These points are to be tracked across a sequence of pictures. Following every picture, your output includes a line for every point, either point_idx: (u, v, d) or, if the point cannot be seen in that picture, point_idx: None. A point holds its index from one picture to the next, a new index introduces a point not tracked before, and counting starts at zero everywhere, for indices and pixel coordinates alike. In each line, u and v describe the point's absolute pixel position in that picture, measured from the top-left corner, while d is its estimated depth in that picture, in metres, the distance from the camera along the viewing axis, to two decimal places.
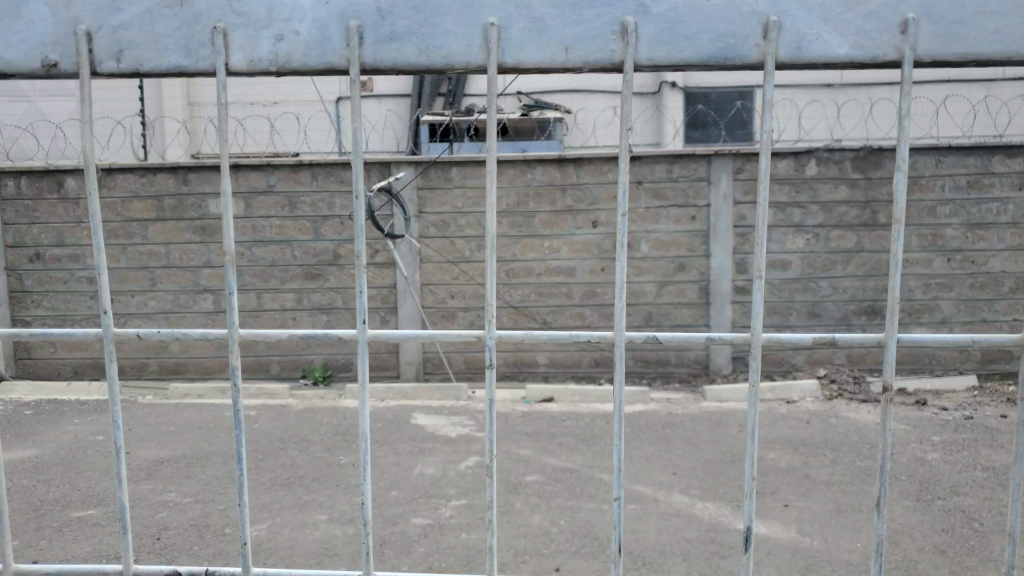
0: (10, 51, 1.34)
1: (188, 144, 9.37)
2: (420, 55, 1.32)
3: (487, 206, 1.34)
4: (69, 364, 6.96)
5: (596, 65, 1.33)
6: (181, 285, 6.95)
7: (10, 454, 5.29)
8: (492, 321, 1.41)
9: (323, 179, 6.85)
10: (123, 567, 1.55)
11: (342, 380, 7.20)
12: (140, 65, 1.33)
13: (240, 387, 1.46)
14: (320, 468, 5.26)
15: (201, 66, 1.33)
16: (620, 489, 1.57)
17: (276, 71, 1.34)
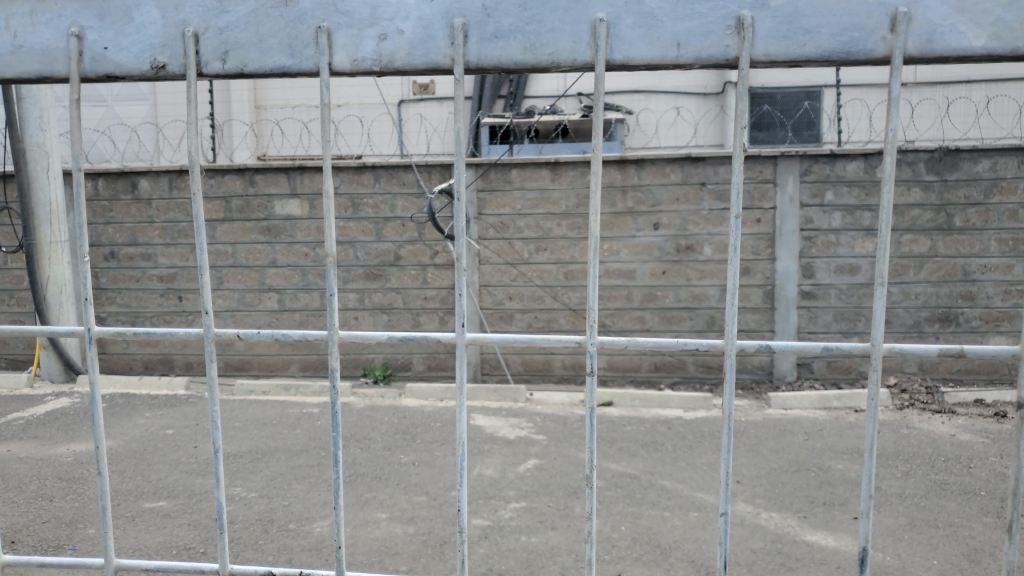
0: (119, 54, 1.36)
1: (255, 146, 9.62)
2: (526, 53, 1.32)
3: (593, 210, 1.34)
4: (140, 360, 7.24)
5: (709, 62, 1.30)
6: (247, 284, 7.12)
7: (87, 445, 5.48)
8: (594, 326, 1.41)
9: (385, 181, 6.92)
10: (219, 566, 1.58)
11: (401, 380, 7.28)
12: (245, 66, 1.34)
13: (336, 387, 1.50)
14: (381, 466, 5.31)
15: (306, 66, 1.34)
16: (727, 504, 1.55)
17: (379, 71, 1.34)
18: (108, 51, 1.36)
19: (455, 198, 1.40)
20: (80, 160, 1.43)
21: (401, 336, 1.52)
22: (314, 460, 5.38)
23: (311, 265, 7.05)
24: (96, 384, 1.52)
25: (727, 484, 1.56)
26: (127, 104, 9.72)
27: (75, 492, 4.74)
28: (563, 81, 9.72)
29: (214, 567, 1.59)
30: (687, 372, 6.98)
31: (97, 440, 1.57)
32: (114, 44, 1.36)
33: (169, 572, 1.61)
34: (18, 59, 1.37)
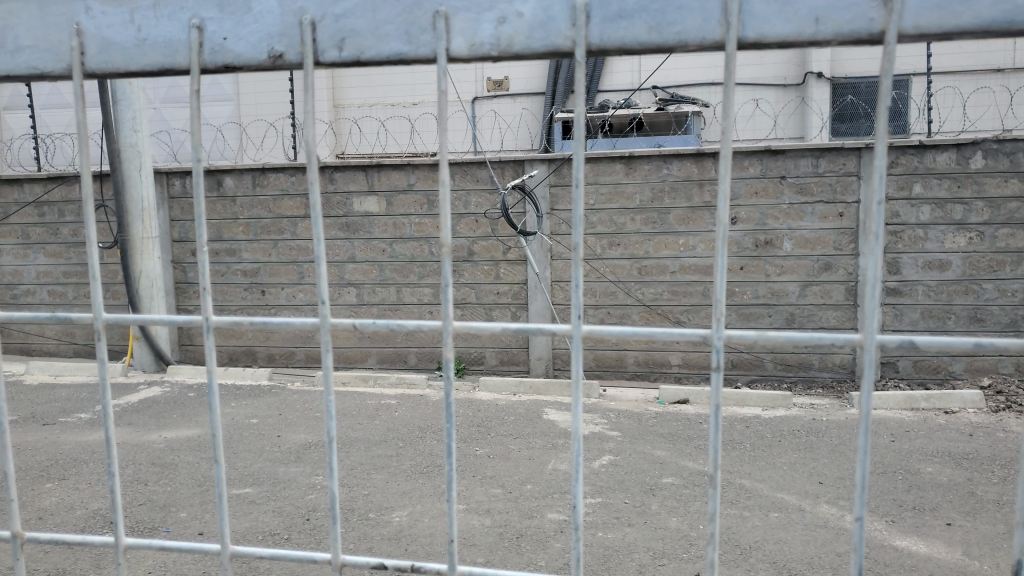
0: (237, 44, 1.41)
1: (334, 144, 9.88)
2: (652, 32, 1.30)
3: (721, 195, 1.23)
4: (225, 351, 7.53)
5: (850, 37, 1.26)
6: (326, 279, 7.30)
7: (178, 432, 5.72)
8: (719, 319, 1.36)
9: (460, 177, 6.99)
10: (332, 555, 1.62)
11: (474, 374, 7.36)
12: (361, 53, 1.37)
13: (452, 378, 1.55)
14: (457, 459, 5.37)
15: (422, 52, 1.36)
16: (863, 510, 1.46)
17: (497, 55, 1.34)
18: (228, 42, 1.41)
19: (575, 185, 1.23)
20: (201, 151, 1.49)
21: (515, 327, 1.48)
22: (392, 451, 5.48)
23: (388, 260, 7.19)
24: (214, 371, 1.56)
25: (863, 489, 1.46)
26: (213, 105, 10.12)
27: (168, 476, 4.94)
28: (637, 75, 9.63)
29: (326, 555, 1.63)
30: (765, 370, 6.83)
31: (214, 425, 1.61)
32: (232, 34, 1.41)
33: (282, 559, 1.67)
34: (141, 52, 1.44)
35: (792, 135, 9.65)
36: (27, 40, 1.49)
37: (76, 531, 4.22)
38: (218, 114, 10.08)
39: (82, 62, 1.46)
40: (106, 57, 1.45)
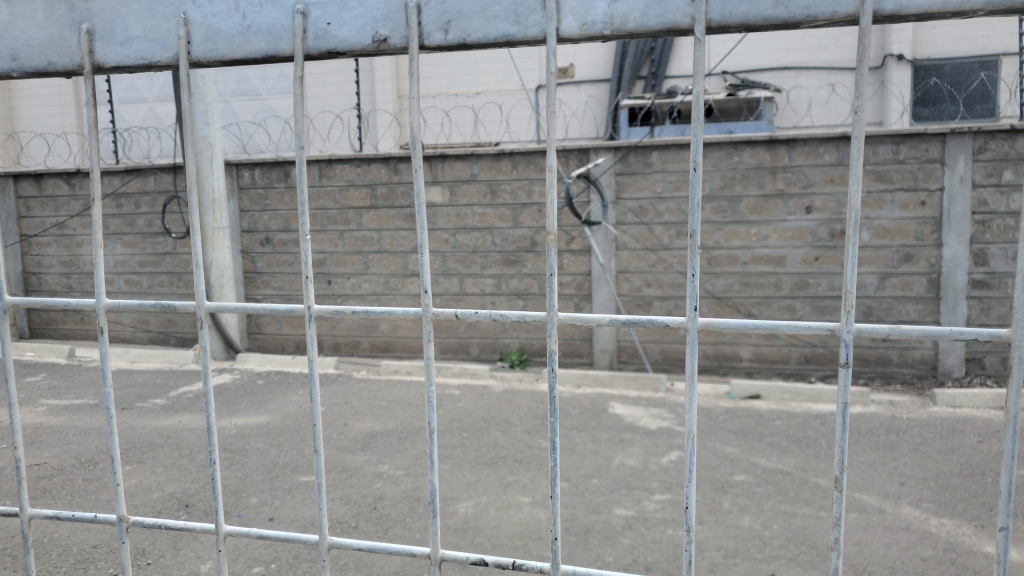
0: (341, 29, 1.23)
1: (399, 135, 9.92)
2: (777, 7, 1.14)
3: (853, 178, 1.10)
4: (293, 340, 7.65)
5: (1003, 6, 1.08)
6: (391, 269, 7.32)
7: (248, 419, 5.82)
8: (851, 310, 1.14)
9: (524, 167, 6.92)
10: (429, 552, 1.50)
11: (537, 365, 7.32)
12: (468, 36, 1.20)
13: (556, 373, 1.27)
14: (521, 450, 5.33)
15: (531, 33, 1.19)
16: (1008, 517, 1.31)
17: (611, 35, 1.18)
18: (332, 27, 1.24)
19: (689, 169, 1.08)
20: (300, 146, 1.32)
21: (625, 319, 1.28)
22: (457, 441, 5.47)
23: (451, 250, 7.18)
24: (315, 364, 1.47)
25: (1007, 496, 1.31)
26: (281, 97, 10.20)
27: (238, 463, 5.02)
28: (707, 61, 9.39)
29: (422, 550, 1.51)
30: (839, 365, 6.61)
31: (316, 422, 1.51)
32: (336, 19, 1.23)
33: (381, 552, 1.61)
34: (246, 40, 1.27)
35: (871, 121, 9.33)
36: (136, 30, 1.30)
37: (152, 513, 4.32)
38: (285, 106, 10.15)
39: (189, 51, 1.29)
40: (210, 46, 1.28)
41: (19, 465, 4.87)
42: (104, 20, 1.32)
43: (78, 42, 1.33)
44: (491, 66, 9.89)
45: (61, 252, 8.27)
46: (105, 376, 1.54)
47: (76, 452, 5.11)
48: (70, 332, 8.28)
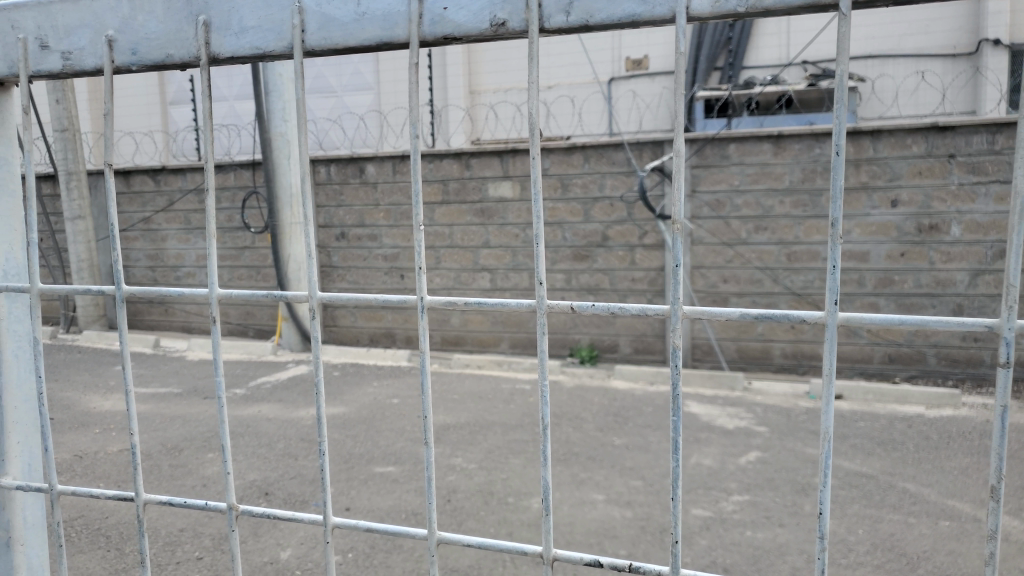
0: (459, 14, 1.17)
1: (470, 131, 10.03)
2: None
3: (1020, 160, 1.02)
4: (366, 333, 7.78)
5: None
6: (462, 264, 7.37)
7: (324, 409, 5.93)
8: (1012, 306, 1.05)
9: (596, 160, 6.85)
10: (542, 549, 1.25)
11: (608, 361, 7.26)
12: (590, 18, 1.11)
13: (680, 373, 1.14)
14: (594, 447, 5.27)
15: (658, 13, 1.08)
16: None
17: (746, 12, 1.03)
18: (449, 12, 1.17)
19: (831, 155, 1.00)
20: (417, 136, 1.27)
21: (758, 312, 1.10)
22: (529, 436, 5.45)
23: (522, 245, 7.16)
24: (427, 362, 1.29)
25: None
26: (355, 94, 10.47)
27: (317, 453, 5.11)
28: (786, 50, 9.19)
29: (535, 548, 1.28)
30: (927, 366, 6.35)
31: (427, 425, 1.28)
32: (454, 3, 1.17)
33: (492, 549, 1.38)
34: (361, 27, 1.22)
35: (964, 111, 8.90)
36: (251, 20, 1.29)
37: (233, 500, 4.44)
38: (360, 103, 10.42)
39: (302, 40, 1.25)
40: (325, 34, 1.24)
41: (111, 449, 5.08)
42: (222, 10, 1.31)
43: (194, 34, 1.33)
44: (564, 59, 9.90)
45: (147, 247, 8.59)
46: (218, 370, 1.49)
47: (162, 439, 5.30)
48: (155, 322, 8.59)
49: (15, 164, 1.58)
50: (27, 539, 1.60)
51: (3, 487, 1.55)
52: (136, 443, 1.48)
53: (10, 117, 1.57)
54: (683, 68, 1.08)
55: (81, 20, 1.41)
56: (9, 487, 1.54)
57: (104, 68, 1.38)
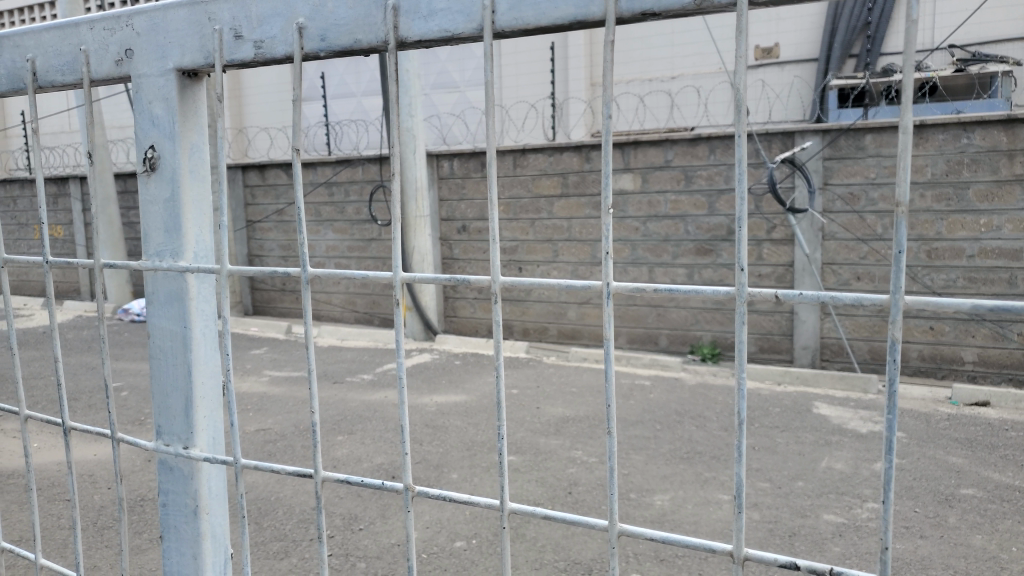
0: None
1: (591, 123, 10.07)
2: None
3: None
4: (485, 324, 7.90)
5: None
6: (579, 257, 7.37)
7: (446, 397, 6.06)
8: None
9: (721, 152, 6.76)
10: (733, 547, 1.19)
11: (730, 360, 7.07)
12: None
13: (896, 366, 1.05)
14: (719, 447, 5.14)
15: None
16: None
17: None
18: None
19: None
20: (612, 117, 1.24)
21: (993, 304, 0.93)
22: (651, 433, 5.37)
23: (642, 239, 7.20)
24: (612, 352, 1.22)
25: None
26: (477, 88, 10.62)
27: (440, 439, 5.24)
28: (930, 35, 8.71)
29: (726, 547, 1.21)
30: None
31: (610, 413, 1.23)
32: None
33: (677, 546, 1.26)
34: (554, 6, 1.21)
35: None
36: (441, 2, 1.30)
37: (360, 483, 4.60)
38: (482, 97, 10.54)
39: (493, 21, 1.26)
40: (517, 14, 1.24)
41: (249, 428, 5.38)
42: None
43: (383, 18, 1.36)
44: (688, 48, 9.70)
45: (280, 237, 9.04)
46: (401, 355, 1.42)
47: (295, 419, 5.56)
48: (286, 309, 9.03)
49: (207, 152, 1.63)
50: (212, 507, 1.67)
51: (192, 457, 1.62)
52: (315, 421, 1.47)
53: (203, 105, 1.62)
54: (915, 38, 0.98)
55: (274, 10, 1.47)
56: (198, 458, 1.62)
57: (294, 55, 1.43)
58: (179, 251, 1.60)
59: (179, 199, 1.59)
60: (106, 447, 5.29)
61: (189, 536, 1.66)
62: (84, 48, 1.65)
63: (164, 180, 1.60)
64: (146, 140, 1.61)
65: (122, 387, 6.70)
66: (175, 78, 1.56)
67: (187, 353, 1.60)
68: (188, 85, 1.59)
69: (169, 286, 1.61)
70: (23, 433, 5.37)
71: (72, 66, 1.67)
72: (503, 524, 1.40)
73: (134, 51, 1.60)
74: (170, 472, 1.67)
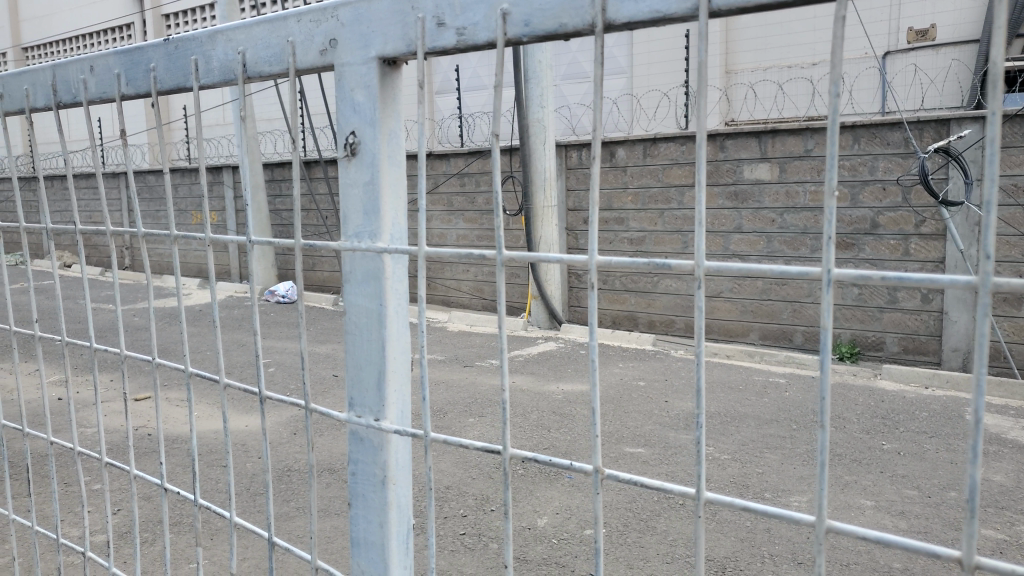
0: None
1: (725, 111, 9.95)
2: None
3: None
4: (610, 315, 7.94)
5: None
6: (712, 249, 7.45)
7: (573, 386, 6.11)
8: None
9: (867, 141, 6.61)
10: (962, 555, 1.04)
11: (871, 359, 6.81)
12: None
13: None
14: (860, 450, 4.91)
15: None
16: None
17: None
18: None
19: None
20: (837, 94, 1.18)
21: None
22: (786, 432, 5.20)
23: (779, 231, 7.11)
24: (829, 342, 1.15)
25: None
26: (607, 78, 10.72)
27: (569, 426, 5.29)
28: None
29: (953, 554, 1.06)
30: None
31: (825, 406, 1.18)
32: None
33: (895, 547, 1.13)
34: None
35: None
36: None
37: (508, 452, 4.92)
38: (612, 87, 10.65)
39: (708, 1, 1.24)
40: None
41: None
42: None
43: (590, 1, 1.37)
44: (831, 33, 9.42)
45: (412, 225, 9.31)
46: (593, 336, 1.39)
47: (430, 401, 5.76)
48: None
49: (404, 139, 1.69)
50: (398, 479, 1.74)
51: (383, 429, 1.70)
52: (505, 397, 1.48)
53: (400, 93, 1.69)
54: None
55: None
56: (388, 430, 1.69)
57: (498, 41, 1.46)
58: (377, 233, 1.67)
59: (378, 183, 1.66)
60: (256, 419, 5.63)
61: (377, 504, 1.74)
62: (292, 39, 1.73)
63: (363, 164, 1.67)
64: (346, 126, 1.69)
65: (269, 364, 7.13)
66: (377, 66, 1.63)
67: (381, 330, 1.68)
68: (388, 72, 1.65)
69: (366, 265, 1.69)
70: (186, 400, 5.82)
71: (279, 56, 1.76)
72: (698, 512, 1.37)
73: (338, 41, 1.67)
74: (360, 443, 1.75)
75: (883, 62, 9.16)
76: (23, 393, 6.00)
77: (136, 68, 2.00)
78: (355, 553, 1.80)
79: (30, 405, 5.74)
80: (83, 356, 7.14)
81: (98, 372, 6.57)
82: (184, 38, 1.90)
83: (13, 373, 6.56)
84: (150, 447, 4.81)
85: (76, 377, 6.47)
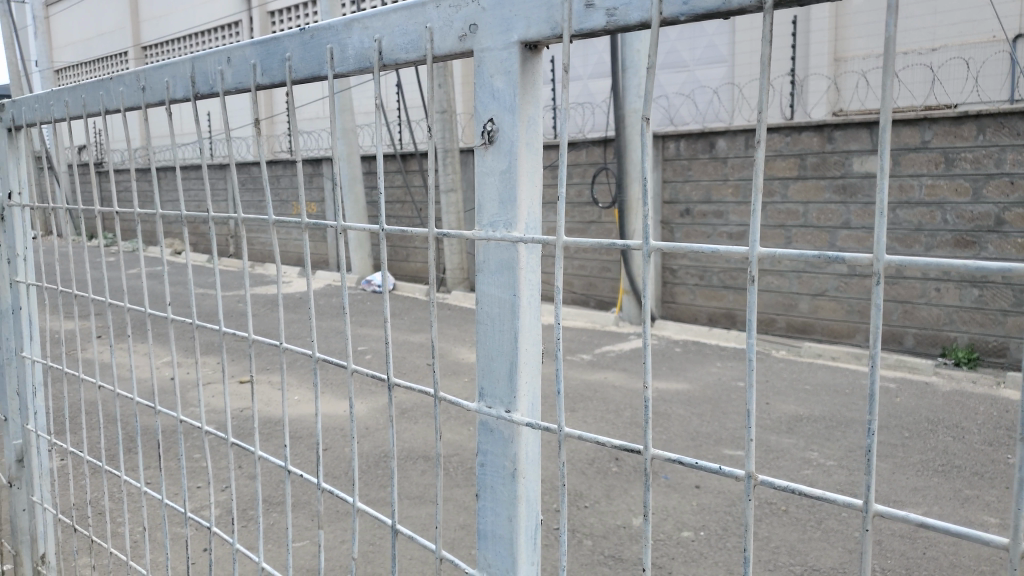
0: None
1: (834, 100, 9.66)
2: None
3: None
4: (706, 312, 7.68)
5: None
6: (816, 244, 7.19)
7: (668, 383, 5.98)
8: None
9: (992, 131, 6.29)
10: None
11: (991, 366, 6.37)
12: None
13: None
14: (981, 463, 4.61)
15: None
16: None
17: None
18: None
19: None
20: None
21: None
22: (898, 440, 4.95)
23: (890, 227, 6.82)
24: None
25: None
26: (707, 67, 10.51)
27: (664, 425, 5.17)
28: None
29: None
30: None
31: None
32: None
33: None
34: None
35: None
36: None
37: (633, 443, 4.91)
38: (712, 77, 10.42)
39: None
40: None
41: None
42: None
43: None
44: (955, 16, 8.98)
45: None
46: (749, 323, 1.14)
47: None
48: None
49: (541, 125, 1.63)
50: (528, 473, 1.69)
51: (515, 421, 1.65)
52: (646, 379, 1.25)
53: (541, 79, 1.63)
54: None
55: None
56: (520, 422, 1.64)
57: (652, 19, 1.36)
58: (512, 222, 1.62)
59: (516, 171, 1.61)
60: (352, 404, 5.73)
61: (506, 496, 1.70)
62: (430, 25, 1.70)
63: (502, 152, 1.63)
64: (485, 113, 1.65)
65: (366, 352, 7.31)
66: (518, 51, 1.58)
67: (514, 321, 1.64)
68: (529, 58, 1.59)
69: (500, 256, 1.65)
70: (286, 384, 5.97)
71: (416, 43, 1.74)
72: (866, 527, 1.09)
73: (478, 25, 1.63)
74: (489, 434, 1.72)
75: (1014, 46, 8.64)
76: (142, 371, 6.33)
77: (271, 59, 2.02)
78: (483, 544, 1.77)
79: (146, 383, 6.05)
80: (194, 338, 7.49)
81: (209, 354, 6.89)
82: (319, 27, 1.90)
83: (129, 353, 6.93)
84: (252, 428, 4.96)
85: (186, 359, 6.78)
